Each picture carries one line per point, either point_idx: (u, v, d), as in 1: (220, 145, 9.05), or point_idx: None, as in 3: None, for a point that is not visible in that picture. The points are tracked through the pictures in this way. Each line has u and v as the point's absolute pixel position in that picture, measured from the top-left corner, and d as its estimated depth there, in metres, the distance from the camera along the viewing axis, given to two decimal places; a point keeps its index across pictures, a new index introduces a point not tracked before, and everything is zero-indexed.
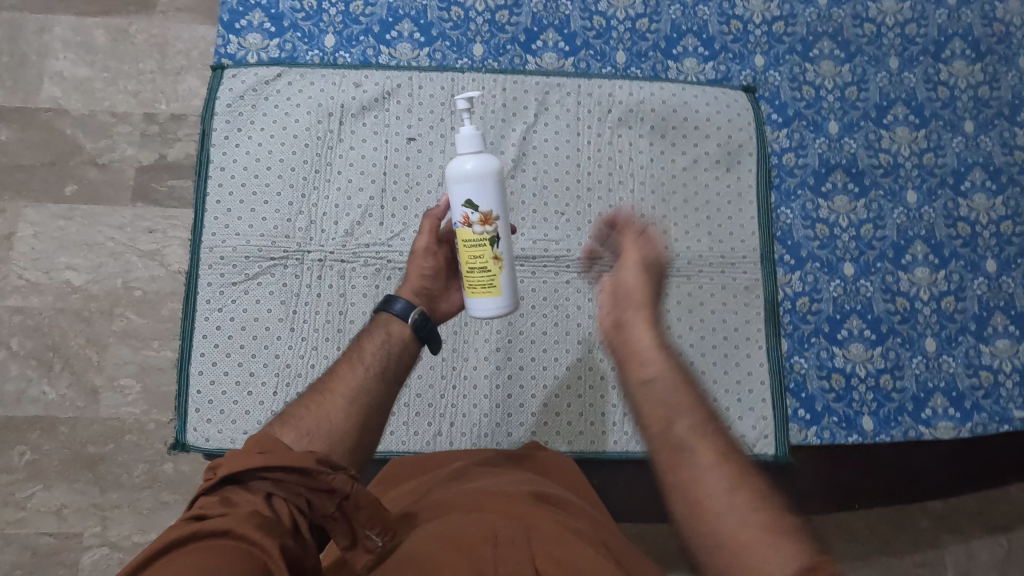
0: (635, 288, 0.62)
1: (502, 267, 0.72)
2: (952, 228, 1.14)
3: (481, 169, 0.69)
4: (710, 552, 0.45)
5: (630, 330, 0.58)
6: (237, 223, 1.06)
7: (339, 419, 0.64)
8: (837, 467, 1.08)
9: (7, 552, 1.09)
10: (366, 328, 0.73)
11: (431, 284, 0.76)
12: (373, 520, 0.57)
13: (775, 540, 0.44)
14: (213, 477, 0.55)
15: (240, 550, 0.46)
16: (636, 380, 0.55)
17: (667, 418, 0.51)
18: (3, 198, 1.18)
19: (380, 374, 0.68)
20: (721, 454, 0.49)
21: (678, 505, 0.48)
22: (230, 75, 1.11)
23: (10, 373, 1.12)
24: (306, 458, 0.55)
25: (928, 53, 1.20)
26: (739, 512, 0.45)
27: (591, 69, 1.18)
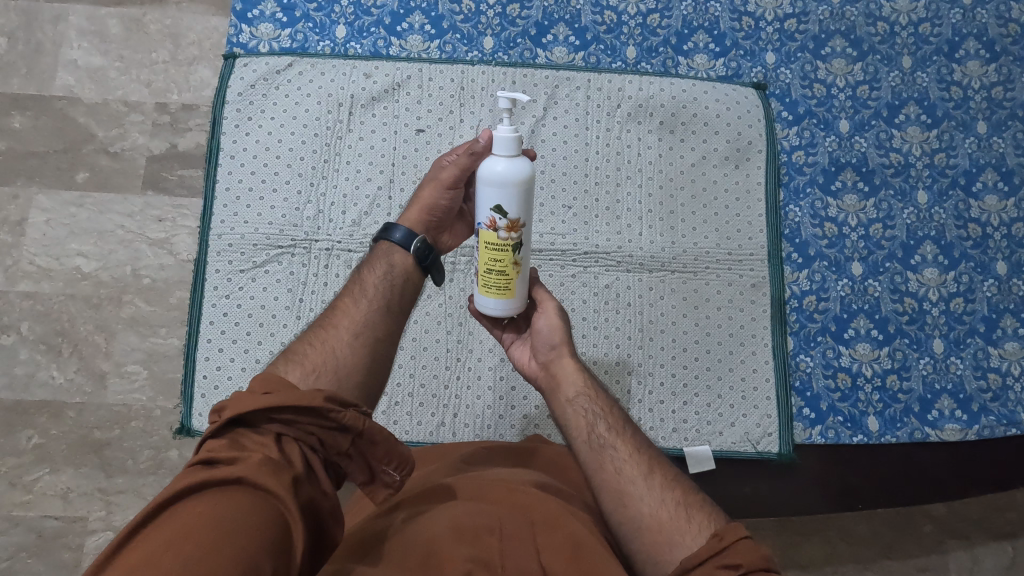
0: (554, 344, 0.73)
1: (519, 273, 0.71)
2: (962, 229, 1.13)
3: (514, 176, 0.65)
4: (635, 533, 0.60)
5: (556, 364, 0.73)
6: (246, 210, 1.07)
7: (345, 352, 0.64)
8: (840, 468, 1.06)
9: (13, 534, 1.10)
10: (368, 259, 0.75)
11: (438, 217, 0.76)
12: (389, 457, 0.58)
13: (680, 513, 0.60)
14: (219, 419, 0.53)
15: (254, 500, 0.47)
16: (564, 402, 0.70)
17: (595, 462, 0.65)
18: (16, 184, 1.19)
19: (385, 305, 0.70)
20: (637, 450, 0.65)
21: (608, 499, 0.63)
22: (242, 64, 1.12)
23: (20, 357, 1.13)
24: (313, 398, 0.54)
25: (942, 53, 1.19)
26: (653, 494, 0.61)
27: (601, 63, 1.18)
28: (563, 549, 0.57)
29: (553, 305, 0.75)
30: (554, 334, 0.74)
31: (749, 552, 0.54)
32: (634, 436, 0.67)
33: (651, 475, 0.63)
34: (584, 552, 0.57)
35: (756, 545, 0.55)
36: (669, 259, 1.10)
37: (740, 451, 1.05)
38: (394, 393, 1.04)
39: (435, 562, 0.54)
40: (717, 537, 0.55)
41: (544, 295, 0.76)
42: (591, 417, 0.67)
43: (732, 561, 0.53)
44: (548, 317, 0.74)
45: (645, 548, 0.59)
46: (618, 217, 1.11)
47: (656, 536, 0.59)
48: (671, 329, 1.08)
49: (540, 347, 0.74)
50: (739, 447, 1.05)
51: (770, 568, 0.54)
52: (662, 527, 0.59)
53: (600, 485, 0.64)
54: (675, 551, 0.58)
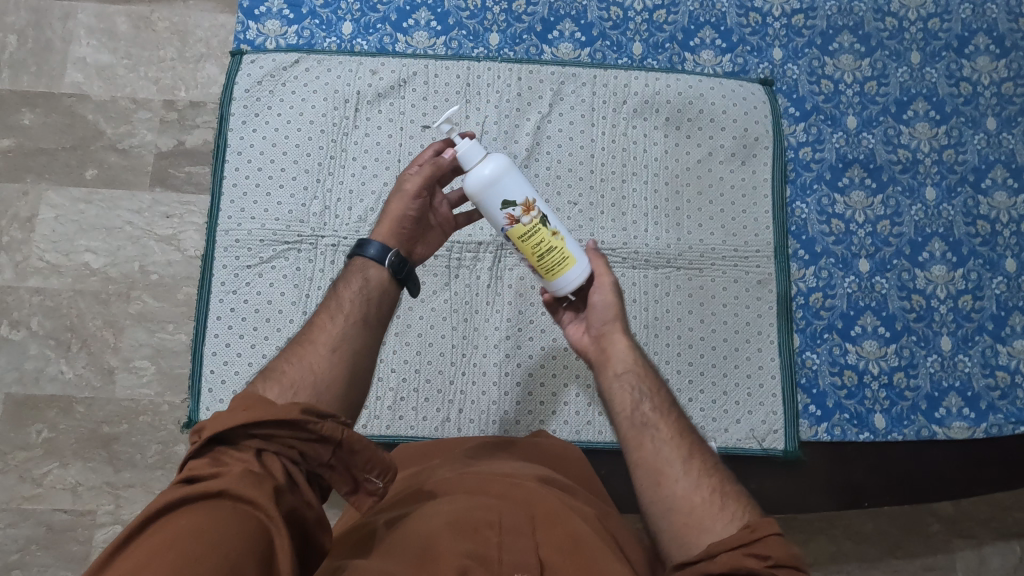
0: (607, 319, 0.73)
1: (564, 237, 0.74)
2: (971, 226, 1.12)
3: (497, 167, 0.72)
4: (665, 514, 0.59)
5: (609, 338, 0.73)
6: (253, 206, 1.08)
7: (322, 368, 0.63)
8: (846, 466, 1.05)
9: (23, 527, 1.11)
10: (342, 275, 0.74)
11: (410, 227, 0.77)
12: (371, 465, 0.58)
13: (714, 500, 0.58)
14: (199, 440, 0.53)
15: (235, 511, 0.47)
16: (613, 376, 0.69)
17: (636, 437, 0.64)
18: (26, 181, 1.20)
19: (362, 320, 0.69)
20: (679, 434, 0.64)
21: (642, 477, 0.62)
22: (248, 60, 1.12)
23: (29, 352, 1.14)
24: (289, 411, 0.54)
25: (951, 48, 1.18)
26: (689, 479, 0.60)
27: (607, 59, 1.18)
28: (565, 545, 0.57)
29: (610, 281, 0.75)
30: (608, 309, 0.74)
31: (780, 547, 0.53)
32: (679, 420, 0.66)
33: (689, 460, 0.62)
34: (585, 547, 0.57)
35: (788, 542, 0.54)
36: (675, 255, 1.10)
37: (746, 448, 1.05)
38: (399, 389, 1.04)
39: (435, 554, 0.54)
40: (749, 528, 0.54)
41: (604, 270, 0.75)
42: (637, 394, 0.67)
43: (762, 552, 0.52)
44: (603, 293, 0.74)
45: (673, 529, 0.58)
46: (624, 213, 1.11)
47: (685, 519, 0.58)
48: (677, 326, 1.08)
49: (594, 322, 0.75)
50: (745, 444, 1.05)
51: (800, 568, 0.53)
52: (694, 511, 0.58)
53: (636, 463, 0.63)
54: (704, 535, 0.57)
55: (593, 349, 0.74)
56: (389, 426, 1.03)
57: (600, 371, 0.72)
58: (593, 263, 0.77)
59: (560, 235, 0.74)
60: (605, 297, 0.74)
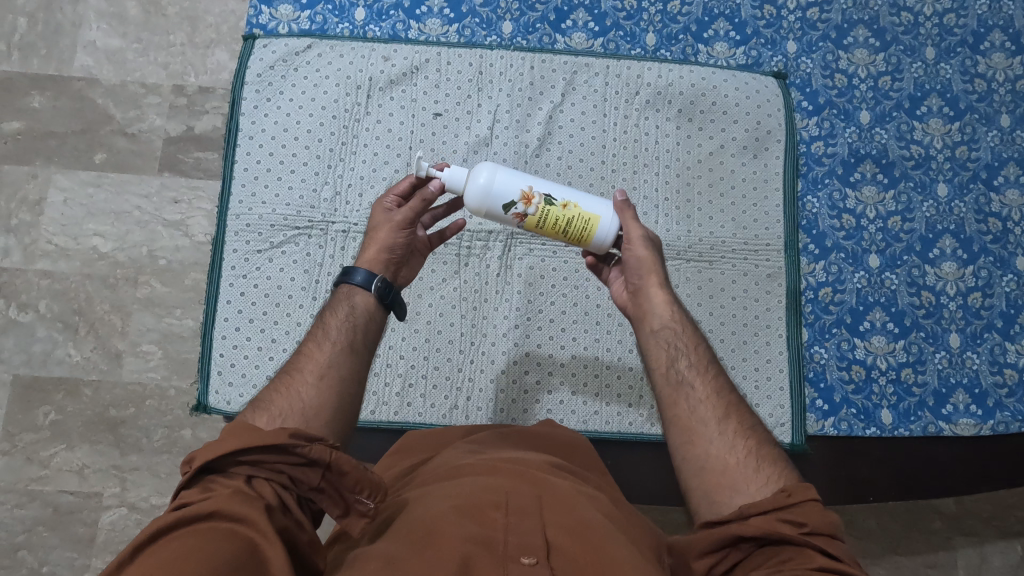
0: (642, 274, 0.75)
1: (575, 202, 0.75)
2: (983, 223, 1.12)
3: (482, 179, 0.74)
4: (698, 472, 0.62)
5: (645, 293, 0.74)
6: (264, 190, 1.08)
7: (311, 395, 0.62)
8: (852, 460, 1.06)
9: (30, 508, 1.11)
10: (328, 303, 0.73)
11: (397, 254, 0.77)
12: (360, 486, 0.56)
13: (748, 462, 0.61)
14: (189, 471, 0.52)
15: (227, 531, 0.47)
16: (649, 332, 0.73)
17: (673, 396, 0.67)
18: (35, 164, 1.20)
19: (349, 346, 0.68)
20: (715, 393, 0.67)
21: (676, 434, 0.66)
22: (261, 45, 1.12)
23: (37, 335, 1.15)
24: (277, 436, 0.53)
25: (966, 44, 1.17)
26: (723, 439, 0.63)
27: (620, 50, 1.17)
28: (573, 527, 0.57)
29: (640, 235, 0.75)
30: (641, 264, 0.75)
31: (816, 514, 0.54)
32: (715, 378, 0.68)
33: (724, 421, 0.65)
34: (596, 529, 0.57)
35: (825, 510, 0.55)
36: (684, 247, 1.10)
37: None
38: (408, 376, 1.05)
39: (442, 535, 0.54)
40: (783, 492, 0.56)
41: (633, 226, 0.75)
42: (672, 351, 0.70)
43: (797, 518, 0.54)
44: (635, 249, 0.75)
45: (703, 487, 0.62)
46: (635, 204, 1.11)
47: (717, 477, 0.61)
48: None
49: (629, 276, 0.76)
50: None
51: (835, 535, 0.54)
52: (727, 470, 0.61)
53: (671, 420, 0.67)
54: (733, 498, 0.59)
55: (631, 304, 0.76)
56: (397, 413, 1.03)
57: (641, 326, 0.74)
58: (621, 218, 0.76)
59: (571, 203, 0.75)
60: (638, 252, 0.75)
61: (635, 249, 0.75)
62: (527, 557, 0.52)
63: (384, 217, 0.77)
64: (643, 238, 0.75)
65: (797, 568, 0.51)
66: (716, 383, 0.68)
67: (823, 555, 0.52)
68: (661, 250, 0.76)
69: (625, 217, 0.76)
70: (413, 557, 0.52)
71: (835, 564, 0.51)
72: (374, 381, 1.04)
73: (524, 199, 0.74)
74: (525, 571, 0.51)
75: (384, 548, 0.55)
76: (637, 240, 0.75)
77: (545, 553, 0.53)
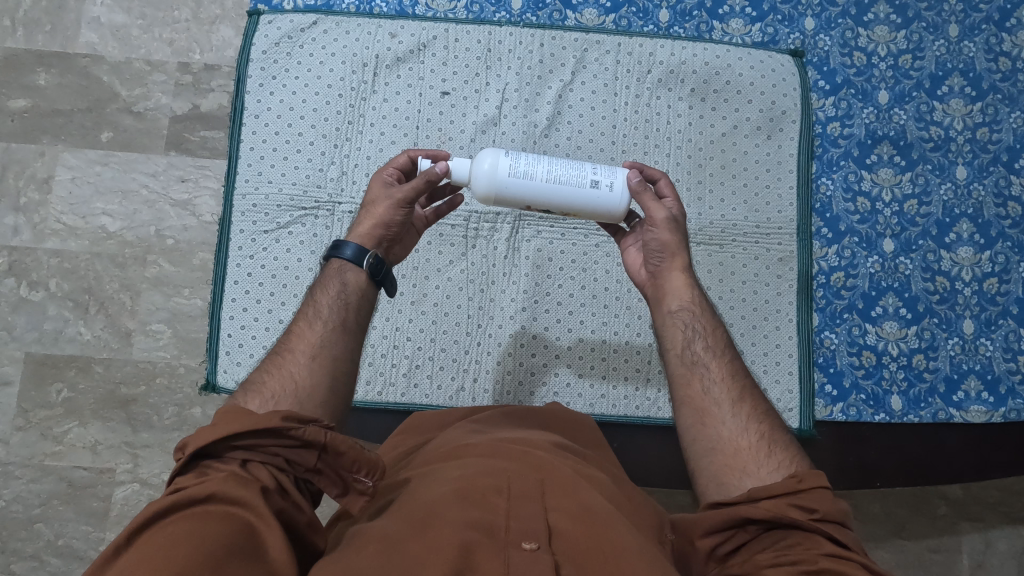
0: (666, 254, 0.73)
1: (576, 207, 0.74)
2: (1001, 208, 1.09)
3: (484, 192, 0.74)
4: (709, 454, 0.62)
5: (665, 275, 0.73)
6: (270, 170, 1.07)
7: (303, 375, 0.62)
8: (860, 445, 1.05)
9: (45, 482, 1.13)
10: (318, 279, 0.72)
11: (394, 232, 0.75)
12: (358, 465, 0.56)
13: (760, 446, 0.61)
14: (183, 456, 0.52)
15: (225, 515, 0.47)
16: (666, 313, 0.72)
17: (689, 377, 0.67)
18: (42, 142, 1.19)
19: (341, 325, 0.67)
20: (730, 375, 0.67)
21: (688, 414, 0.66)
22: (266, 21, 1.10)
23: (48, 313, 1.16)
24: (270, 419, 0.52)
25: (991, 21, 1.13)
26: (736, 422, 0.63)
27: (633, 26, 1.14)
28: (575, 513, 0.57)
29: (663, 218, 0.72)
30: (665, 241, 0.73)
31: (827, 501, 0.54)
32: (731, 361, 0.68)
33: (738, 403, 0.65)
34: (598, 515, 0.57)
35: (836, 498, 0.55)
36: (696, 229, 1.08)
37: None
38: (415, 357, 1.05)
39: (442, 519, 0.54)
40: (795, 478, 0.56)
41: (655, 208, 0.73)
42: (689, 333, 0.70)
43: (808, 505, 0.54)
44: (658, 231, 0.72)
45: (710, 468, 0.62)
46: None
47: (729, 459, 0.61)
48: None
49: (651, 256, 0.74)
50: None
51: (844, 522, 0.54)
52: (739, 452, 0.61)
53: (684, 401, 0.67)
54: (741, 481, 0.60)
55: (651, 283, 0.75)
56: (404, 394, 1.04)
57: (662, 306, 0.73)
58: (642, 200, 0.74)
59: (574, 207, 0.74)
60: (662, 233, 0.72)
61: (659, 231, 0.72)
62: (528, 542, 0.52)
63: (382, 192, 0.75)
64: (665, 218, 0.72)
65: (806, 552, 0.51)
66: (732, 367, 0.68)
67: (831, 542, 0.52)
68: (683, 228, 0.74)
69: (643, 200, 0.74)
70: (412, 541, 0.52)
71: (843, 550, 0.51)
72: (380, 362, 1.04)
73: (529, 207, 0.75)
74: (526, 557, 0.51)
75: (385, 529, 0.55)
76: (660, 220, 0.72)
77: (548, 538, 0.54)
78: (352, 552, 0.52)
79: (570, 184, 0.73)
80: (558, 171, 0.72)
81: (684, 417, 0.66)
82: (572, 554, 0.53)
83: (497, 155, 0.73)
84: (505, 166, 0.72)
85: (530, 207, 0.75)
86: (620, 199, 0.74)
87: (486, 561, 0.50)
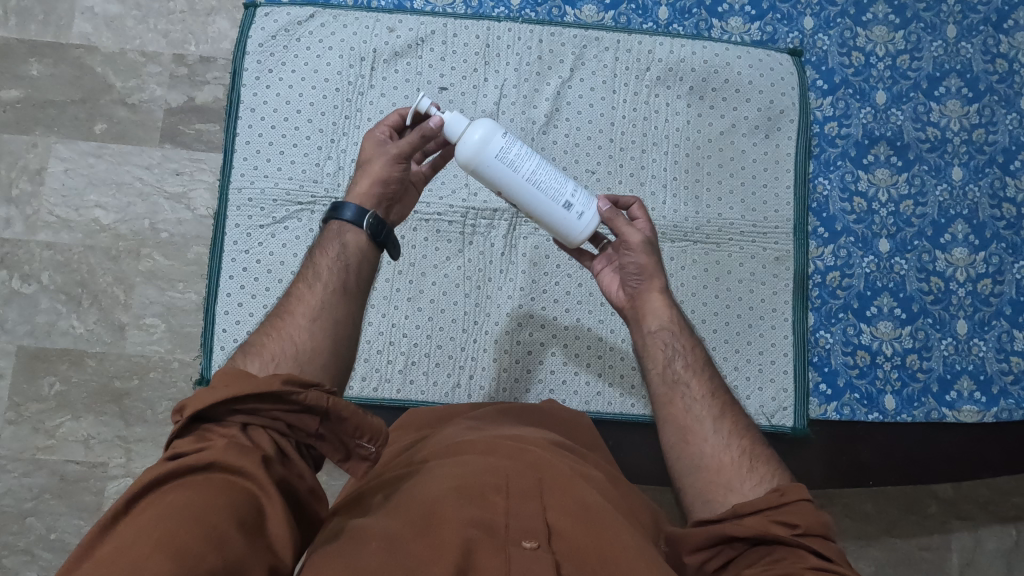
0: (643, 274, 0.73)
1: (541, 216, 0.73)
2: (996, 209, 1.10)
3: (466, 157, 0.71)
4: (694, 471, 0.63)
5: (644, 296, 0.73)
6: (266, 164, 1.06)
7: (304, 337, 0.62)
8: (852, 444, 1.05)
9: (37, 476, 1.12)
10: (318, 241, 0.71)
11: (393, 189, 0.74)
12: (360, 431, 0.55)
13: (743, 462, 0.62)
14: (181, 419, 0.51)
15: (226, 484, 0.47)
16: (646, 332, 0.72)
17: (672, 397, 0.68)
18: (35, 133, 1.18)
19: (341, 288, 0.67)
20: (710, 394, 0.68)
21: (672, 433, 0.66)
22: (263, 14, 1.09)
23: (41, 306, 1.15)
24: (270, 383, 0.51)
25: (989, 23, 1.14)
26: (718, 438, 0.64)
27: (632, 23, 1.14)
28: (573, 511, 0.57)
29: (640, 241, 0.72)
30: (641, 263, 0.72)
31: (808, 515, 0.55)
32: (711, 379, 0.69)
33: (720, 419, 0.65)
34: (594, 514, 0.57)
35: (817, 511, 0.56)
36: (692, 228, 1.08)
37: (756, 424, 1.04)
38: (411, 354, 1.05)
39: (442, 517, 0.54)
40: (777, 492, 0.57)
41: (629, 231, 0.72)
42: (670, 351, 0.70)
43: (790, 520, 0.55)
44: (636, 254, 0.72)
45: (695, 486, 0.63)
46: (643, 184, 1.09)
47: (714, 477, 0.62)
48: (692, 300, 1.07)
49: (628, 278, 0.74)
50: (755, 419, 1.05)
51: (827, 535, 0.55)
52: (722, 469, 0.62)
53: (667, 419, 0.67)
54: (726, 496, 0.60)
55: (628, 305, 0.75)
56: (399, 391, 1.04)
57: (642, 326, 0.73)
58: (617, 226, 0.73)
59: (540, 215, 0.73)
60: (636, 257, 0.72)
61: (635, 256, 0.72)
62: (528, 541, 0.52)
63: (376, 149, 0.74)
64: (641, 242, 0.72)
65: (792, 567, 0.51)
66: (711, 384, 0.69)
67: (815, 557, 0.52)
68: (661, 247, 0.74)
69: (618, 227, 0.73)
70: (412, 539, 0.52)
71: (827, 564, 0.52)
72: (376, 358, 1.04)
73: (502, 193, 0.72)
74: (527, 556, 0.51)
75: (383, 525, 0.54)
76: (635, 244, 0.72)
77: (547, 537, 0.54)
78: (347, 547, 0.52)
79: (548, 193, 0.71)
80: (541, 175, 0.71)
81: (669, 436, 0.66)
82: (571, 553, 0.53)
83: (493, 132, 0.70)
84: (496, 146, 0.70)
85: (502, 194, 0.73)
86: (586, 226, 0.73)
87: (486, 559, 0.50)
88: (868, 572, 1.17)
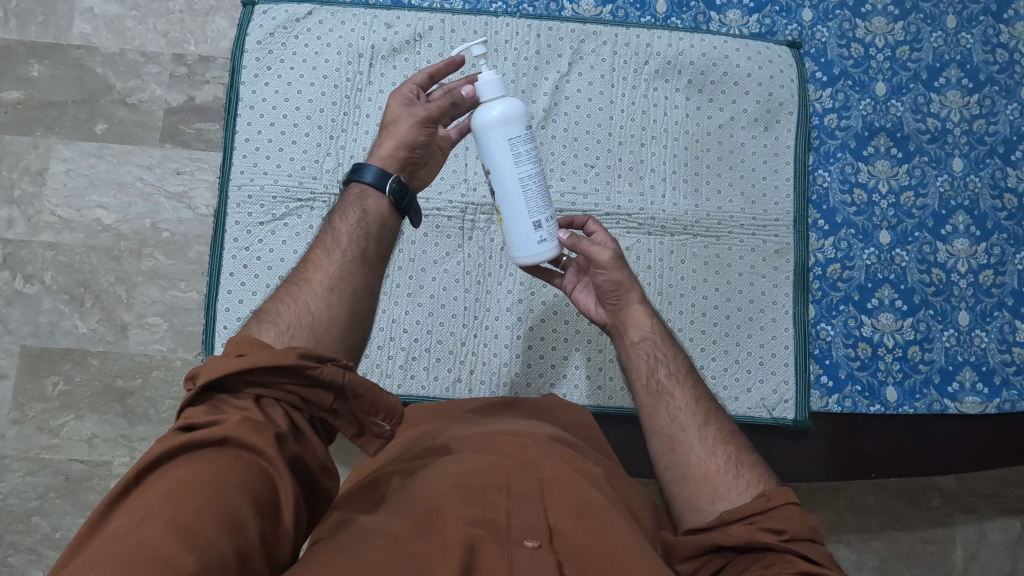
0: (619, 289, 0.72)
1: (505, 220, 0.70)
2: (997, 199, 1.10)
3: (482, 123, 0.68)
4: (681, 480, 0.64)
5: (625, 310, 0.73)
6: (265, 161, 1.06)
7: (321, 307, 0.62)
8: (854, 437, 1.05)
9: (42, 475, 1.13)
10: (339, 205, 0.71)
11: (418, 154, 0.74)
12: (376, 408, 0.56)
13: (728, 469, 0.63)
14: (194, 387, 0.51)
15: (237, 461, 0.47)
16: (628, 344, 0.72)
17: (656, 405, 0.68)
18: (36, 134, 1.18)
19: (360, 256, 0.67)
20: (694, 401, 0.68)
21: (659, 444, 0.66)
22: (261, 12, 1.10)
23: (44, 306, 1.15)
24: (286, 355, 0.51)
25: (989, 13, 1.13)
26: (704, 446, 0.64)
27: (630, 17, 1.14)
28: (574, 509, 0.57)
29: (610, 258, 0.71)
30: (612, 279, 0.72)
31: (795, 520, 0.55)
32: (694, 386, 0.69)
33: (704, 427, 0.66)
34: (595, 510, 0.57)
35: (803, 514, 0.56)
36: (691, 222, 1.08)
37: (756, 417, 1.05)
38: (412, 348, 1.05)
39: (443, 515, 0.54)
40: (763, 497, 0.57)
41: (597, 250, 0.71)
42: (652, 362, 0.70)
43: (776, 526, 0.55)
44: (609, 272, 0.71)
45: (682, 496, 0.63)
46: (642, 177, 1.09)
47: (701, 487, 0.62)
48: (691, 293, 1.07)
49: (606, 297, 0.74)
50: (756, 413, 1.05)
51: (815, 539, 0.55)
52: (709, 478, 0.62)
53: (652, 429, 0.67)
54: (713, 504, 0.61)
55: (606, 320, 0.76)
56: (401, 386, 1.04)
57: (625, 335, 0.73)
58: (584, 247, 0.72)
59: (504, 216, 0.70)
60: (606, 275, 0.72)
61: (605, 274, 0.71)
62: (530, 541, 0.53)
63: (402, 110, 0.74)
64: (611, 258, 0.71)
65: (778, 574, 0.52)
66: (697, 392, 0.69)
67: (803, 560, 0.53)
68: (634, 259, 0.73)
69: (585, 248, 0.71)
70: (413, 536, 0.52)
71: (813, 567, 0.52)
72: (377, 354, 1.04)
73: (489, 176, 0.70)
74: (529, 555, 0.51)
75: (384, 521, 0.55)
76: (605, 262, 0.71)
77: (548, 538, 0.54)
78: (347, 541, 0.52)
79: (527, 204, 0.69)
80: (528, 184, 0.69)
81: (660, 441, 0.66)
82: (571, 554, 0.53)
83: (518, 118, 0.68)
84: (513, 131, 0.68)
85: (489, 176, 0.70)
86: (539, 254, 0.70)
87: (487, 557, 0.50)
88: (871, 565, 1.17)
